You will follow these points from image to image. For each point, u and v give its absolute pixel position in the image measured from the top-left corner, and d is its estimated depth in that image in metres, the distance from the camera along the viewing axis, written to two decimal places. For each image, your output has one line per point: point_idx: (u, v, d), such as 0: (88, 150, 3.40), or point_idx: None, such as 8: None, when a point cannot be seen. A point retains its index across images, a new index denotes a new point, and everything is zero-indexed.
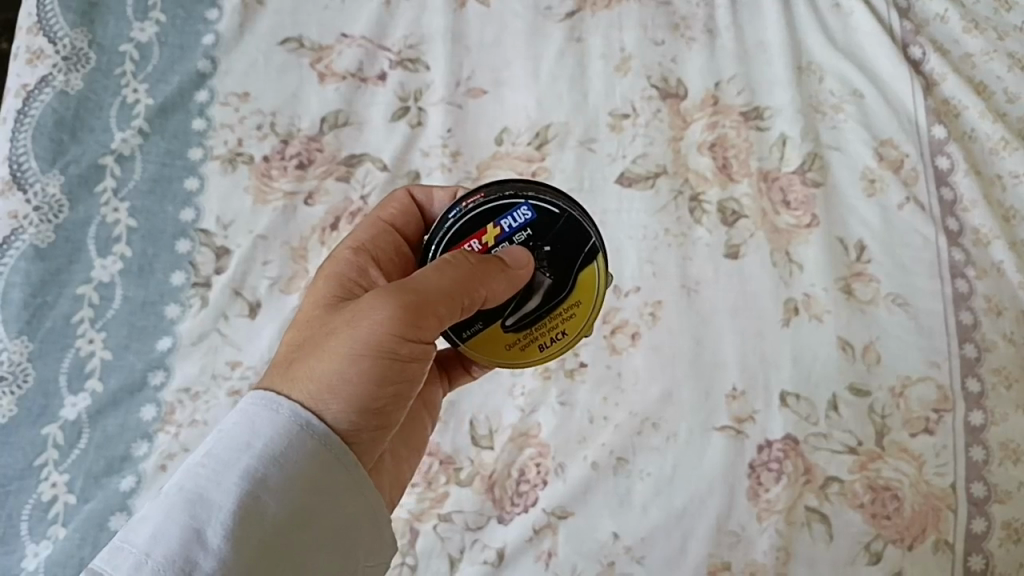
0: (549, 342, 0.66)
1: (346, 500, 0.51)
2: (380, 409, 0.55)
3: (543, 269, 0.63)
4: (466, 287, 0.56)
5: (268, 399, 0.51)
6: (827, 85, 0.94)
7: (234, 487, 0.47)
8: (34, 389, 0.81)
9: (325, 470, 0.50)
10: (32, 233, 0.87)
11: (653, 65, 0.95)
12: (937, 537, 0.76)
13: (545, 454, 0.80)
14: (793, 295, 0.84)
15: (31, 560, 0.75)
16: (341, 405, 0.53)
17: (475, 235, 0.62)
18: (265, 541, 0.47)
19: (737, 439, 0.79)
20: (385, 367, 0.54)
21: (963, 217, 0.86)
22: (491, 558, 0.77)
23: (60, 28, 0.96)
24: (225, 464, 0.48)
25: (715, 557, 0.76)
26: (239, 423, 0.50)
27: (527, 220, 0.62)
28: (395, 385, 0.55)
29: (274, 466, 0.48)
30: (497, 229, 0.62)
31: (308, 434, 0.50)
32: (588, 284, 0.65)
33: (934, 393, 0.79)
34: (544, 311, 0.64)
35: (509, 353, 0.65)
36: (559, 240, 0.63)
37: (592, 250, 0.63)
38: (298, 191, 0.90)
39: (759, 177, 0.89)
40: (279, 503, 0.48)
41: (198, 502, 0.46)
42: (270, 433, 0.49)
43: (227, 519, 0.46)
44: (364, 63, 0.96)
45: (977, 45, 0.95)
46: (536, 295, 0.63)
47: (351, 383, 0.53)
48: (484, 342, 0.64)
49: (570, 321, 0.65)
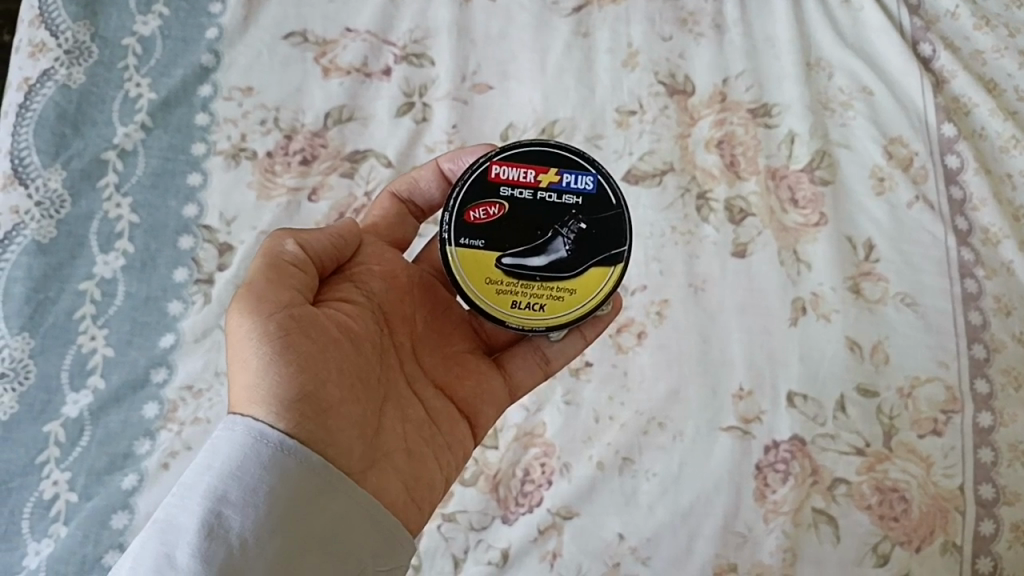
0: (518, 308, 0.62)
1: (317, 504, 0.53)
2: (308, 400, 0.55)
3: (568, 239, 0.63)
4: (252, 290, 0.57)
5: (226, 421, 0.53)
6: (836, 82, 0.93)
7: (198, 508, 0.49)
8: (35, 386, 0.80)
9: (287, 478, 0.52)
10: (33, 228, 0.85)
11: (661, 61, 0.94)
12: (945, 539, 0.75)
13: (550, 454, 0.79)
14: (801, 294, 0.83)
15: (33, 558, 0.74)
16: (263, 405, 0.54)
17: (582, 190, 0.64)
18: (235, 557, 0.48)
19: (743, 439, 0.78)
20: (289, 354, 0.55)
21: (973, 216, 0.86)
22: (496, 558, 0.76)
23: (62, 21, 0.95)
24: (190, 488, 0.50)
25: (721, 558, 0.75)
26: (203, 451, 0.52)
27: (590, 194, 0.64)
28: (314, 373, 0.56)
29: (234, 480, 0.50)
30: (587, 203, 0.64)
31: (262, 444, 0.52)
32: (596, 284, 0.62)
33: (943, 394, 0.79)
34: (545, 274, 0.62)
35: (465, 214, 0.63)
36: (603, 226, 0.64)
37: (618, 255, 0.63)
38: (302, 186, 0.89)
39: (767, 175, 0.89)
40: (243, 515, 0.49)
41: (168, 528, 0.48)
42: (227, 451, 0.51)
43: (193, 539, 0.48)
44: (368, 58, 0.95)
45: (988, 41, 0.94)
46: (537, 241, 0.63)
47: (261, 380, 0.54)
48: (484, 205, 0.63)
49: (491, 275, 0.62)
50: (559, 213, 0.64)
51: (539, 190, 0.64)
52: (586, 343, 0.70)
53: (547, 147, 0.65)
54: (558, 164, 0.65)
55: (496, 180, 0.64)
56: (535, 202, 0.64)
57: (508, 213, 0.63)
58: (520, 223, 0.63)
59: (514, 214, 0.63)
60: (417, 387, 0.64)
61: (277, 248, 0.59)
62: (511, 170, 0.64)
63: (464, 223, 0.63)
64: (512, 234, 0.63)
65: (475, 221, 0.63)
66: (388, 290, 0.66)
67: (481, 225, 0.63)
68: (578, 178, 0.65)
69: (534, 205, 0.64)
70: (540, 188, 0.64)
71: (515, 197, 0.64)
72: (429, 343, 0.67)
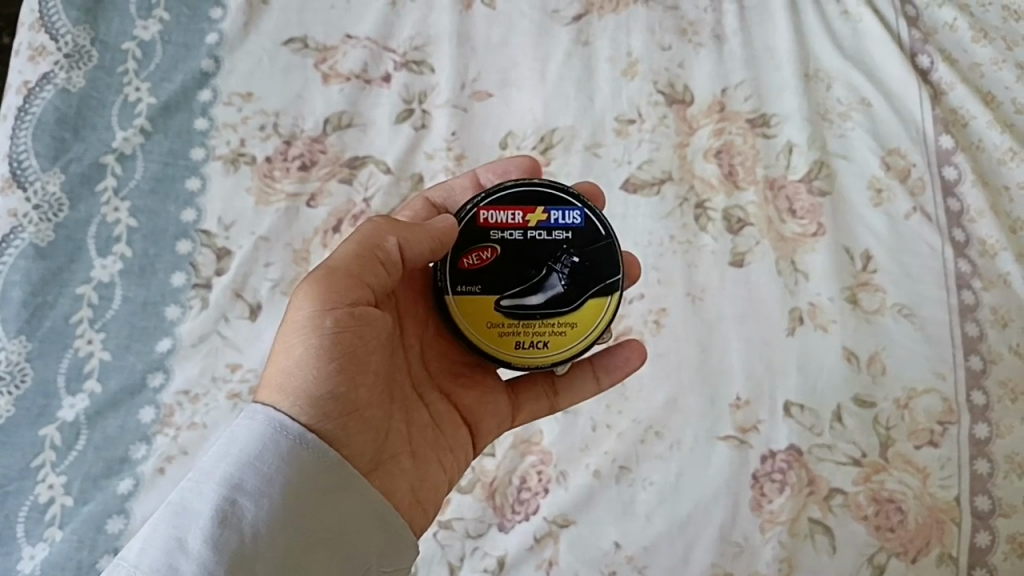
0: (522, 348, 0.63)
1: (330, 500, 0.53)
2: (337, 402, 0.55)
3: (563, 275, 0.63)
4: (330, 277, 0.56)
5: (250, 409, 0.53)
6: (835, 93, 0.93)
7: (213, 495, 0.49)
8: (31, 390, 0.80)
9: (302, 470, 0.52)
10: (31, 232, 0.85)
11: (660, 70, 0.94)
12: (941, 550, 0.75)
13: (547, 462, 0.79)
14: (799, 304, 0.84)
15: (27, 562, 0.74)
16: (294, 396, 0.54)
17: (571, 223, 0.64)
18: (245, 547, 0.48)
19: (741, 449, 0.78)
20: (332, 354, 0.56)
21: (971, 228, 0.86)
22: (492, 566, 0.75)
23: (63, 25, 0.95)
24: (205, 474, 0.50)
25: (718, 568, 0.75)
26: (221, 437, 0.52)
27: (580, 227, 0.64)
28: (350, 375, 0.56)
29: (250, 469, 0.50)
30: (577, 236, 0.64)
31: (282, 435, 0.52)
32: (595, 315, 0.63)
33: (940, 405, 0.79)
34: (545, 312, 0.63)
35: (461, 259, 0.63)
36: (595, 257, 0.64)
37: (613, 285, 0.64)
38: (301, 192, 0.89)
39: (765, 184, 0.89)
40: (256, 505, 0.49)
41: (180, 512, 0.48)
42: (246, 439, 0.51)
43: (207, 525, 0.48)
44: (368, 65, 0.95)
45: (986, 54, 0.95)
46: (534, 283, 0.63)
47: (300, 370, 0.55)
48: (476, 250, 0.63)
49: (491, 319, 0.63)
50: (551, 251, 0.63)
51: (529, 230, 0.64)
52: (598, 380, 0.70)
53: (527, 184, 0.65)
54: (545, 200, 0.64)
55: (485, 225, 0.64)
56: (526, 242, 0.63)
57: (501, 256, 0.63)
58: (513, 265, 0.63)
59: (507, 257, 0.63)
60: (423, 389, 0.65)
61: (378, 241, 0.58)
62: (499, 213, 0.64)
63: (459, 270, 0.63)
64: (508, 276, 0.63)
65: (469, 268, 0.63)
66: (404, 287, 0.66)
67: (476, 270, 0.63)
68: (566, 213, 0.64)
69: (526, 245, 0.63)
70: (529, 227, 0.64)
71: (506, 239, 0.63)
72: (437, 345, 0.67)
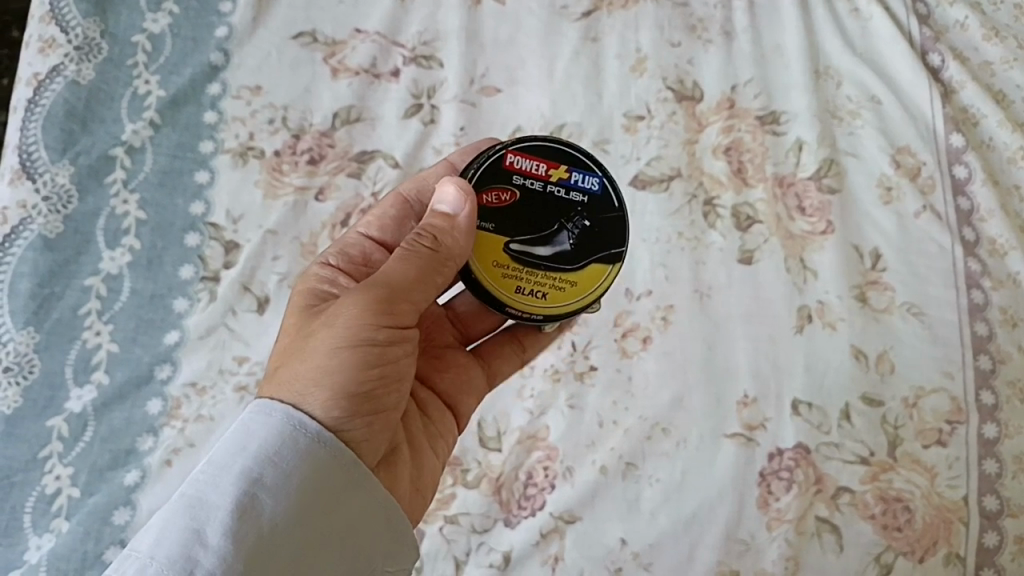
0: (520, 293, 0.62)
1: (345, 496, 0.53)
2: (371, 404, 0.56)
3: (573, 234, 0.64)
4: (391, 290, 0.56)
5: (265, 405, 0.53)
6: (845, 91, 0.93)
7: (230, 488, 0.49)
8: (39, 382, 0.80)
9: (318, 467, 0.52)
10: (40, 223, 0.85)
11: (669, 67, 0.94)
12: (948, 550, 0.75)
13: (553, 457, 0.79)
14: (807, 302, 0.83)
15: (34, 553, 0.74)
16: (329, 396, 0.54)
17: (589, 191, 0.65)
18: (262, 541, 0.48)
19: (747, 447, 0.78)
20: (377, 365, 0.56)
21: (981, 227, 0.86)
22: (497, 562, 0.75)
23: (73, 17, 0.95)
24: (222, 467, 0.49)
25: (724, 566, 0.75)
26: (235, 431, 0.51)
27: (596, 194, 0.65)
28: (386, 384, 0.57)
29: (268, 465, 0.50)
30: (592, 203, 0.65)
31: (299, 433, 0.52)
32: (596, 279, 0.64)
33: (948, 404, 0.79)
34: (550, 264, 0.63)
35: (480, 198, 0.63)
36: (607, 226, 0.65)
37: (617, 256, 0.65)
38: (309, 186, 0.89)
39: (774, 182, 0.89)
40: (274, 500, 0.49)
41: (197, 504, 0.48)
42: (265, 434, 0.51)
43: (226, 519, 0.48)
44: (377, 59, 0.95)
45: (997, 53, 0.94)
46: (546, 234, 0.63)
47: (340, 375, 0.55)
48: (497, 188, 0.64)
49: (497, 259, 0.62)
50: (565, 209, 0.64)
51: (550, 183, 0.65)
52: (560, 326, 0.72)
53: (559, 145, 0.66)
54: (570, 164, 0.66)
55: (510, 168, 0.64)
56: (545, 194, 0.64)
57: (519, 200, 0.64)
58: (529, 212, 0.63)
59: (523, 203, 0.64)
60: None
61: (441, 258, 0.59)
62: (525, 160, 0.65)
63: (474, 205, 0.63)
64: (521, 220, 0.63)
65: (486, 205, 0.63)
66: None
67: (491, 208, 0.63)
68: (588, 179, 0.66)
69: (545, 199, 0.64)
70: (550, 181, 0.65)
71: (528, 188, 0.64)
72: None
